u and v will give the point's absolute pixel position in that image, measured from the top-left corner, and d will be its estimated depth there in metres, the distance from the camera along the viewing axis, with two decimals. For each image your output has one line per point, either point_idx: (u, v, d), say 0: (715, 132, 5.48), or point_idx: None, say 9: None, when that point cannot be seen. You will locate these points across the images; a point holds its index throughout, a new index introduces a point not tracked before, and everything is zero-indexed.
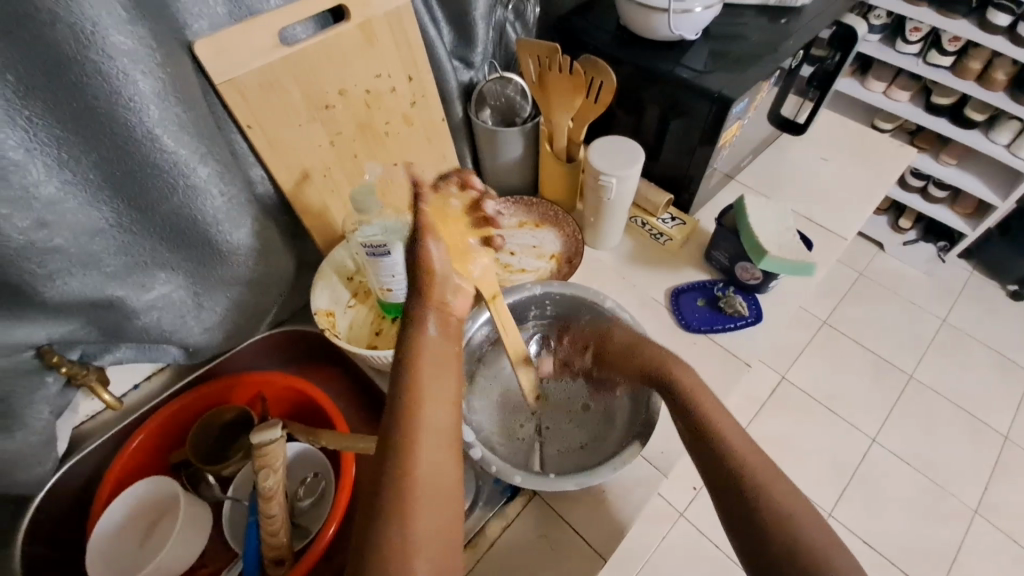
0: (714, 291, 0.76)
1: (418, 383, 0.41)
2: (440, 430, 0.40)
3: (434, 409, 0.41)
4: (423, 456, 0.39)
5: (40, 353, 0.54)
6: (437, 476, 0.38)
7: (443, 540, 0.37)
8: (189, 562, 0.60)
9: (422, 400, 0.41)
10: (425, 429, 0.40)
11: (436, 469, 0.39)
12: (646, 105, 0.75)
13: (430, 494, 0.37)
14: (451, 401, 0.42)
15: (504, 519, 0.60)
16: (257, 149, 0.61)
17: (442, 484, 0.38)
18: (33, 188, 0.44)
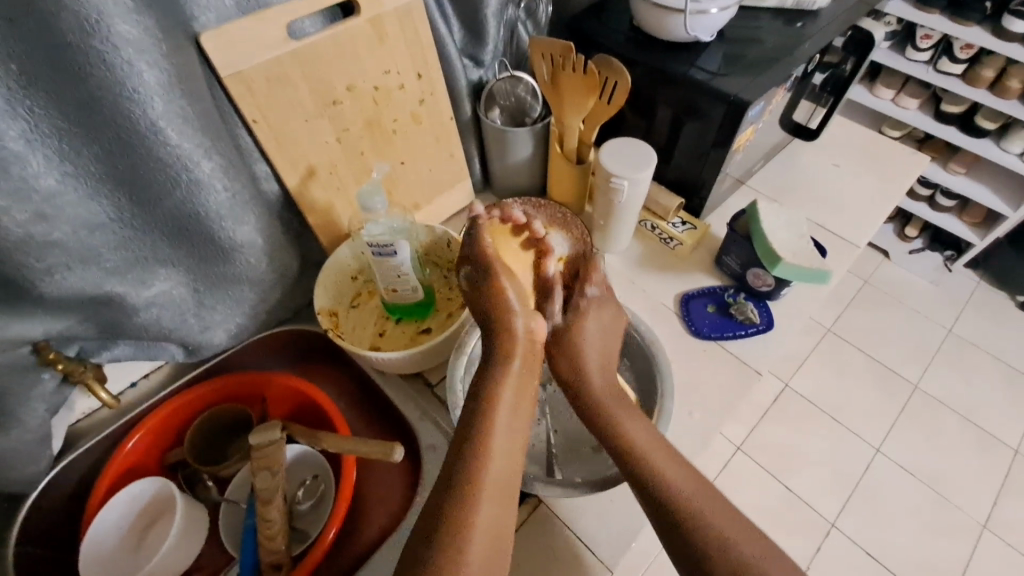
0: (723, 297, 0.75)
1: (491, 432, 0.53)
2: (504, 473, 0.52)
3: (497, 465, 0.52)
4: (483, 506, 0.49)
5: (37, 349, 0.53)
6: (499, 512, 0.50)
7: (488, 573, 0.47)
8: (185, 564, 0.59)
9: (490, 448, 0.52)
10: (488, 485, 0.51)
11: (494, 511, 0.50)
12: (658, 108, 0.74)
13: (484, 543, 0.48)
14: (513, 440, 0.54)
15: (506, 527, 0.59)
16: (262, 144, 0.60)
17: (493, 528, 0.49)
18: (32, 180, 0.43)
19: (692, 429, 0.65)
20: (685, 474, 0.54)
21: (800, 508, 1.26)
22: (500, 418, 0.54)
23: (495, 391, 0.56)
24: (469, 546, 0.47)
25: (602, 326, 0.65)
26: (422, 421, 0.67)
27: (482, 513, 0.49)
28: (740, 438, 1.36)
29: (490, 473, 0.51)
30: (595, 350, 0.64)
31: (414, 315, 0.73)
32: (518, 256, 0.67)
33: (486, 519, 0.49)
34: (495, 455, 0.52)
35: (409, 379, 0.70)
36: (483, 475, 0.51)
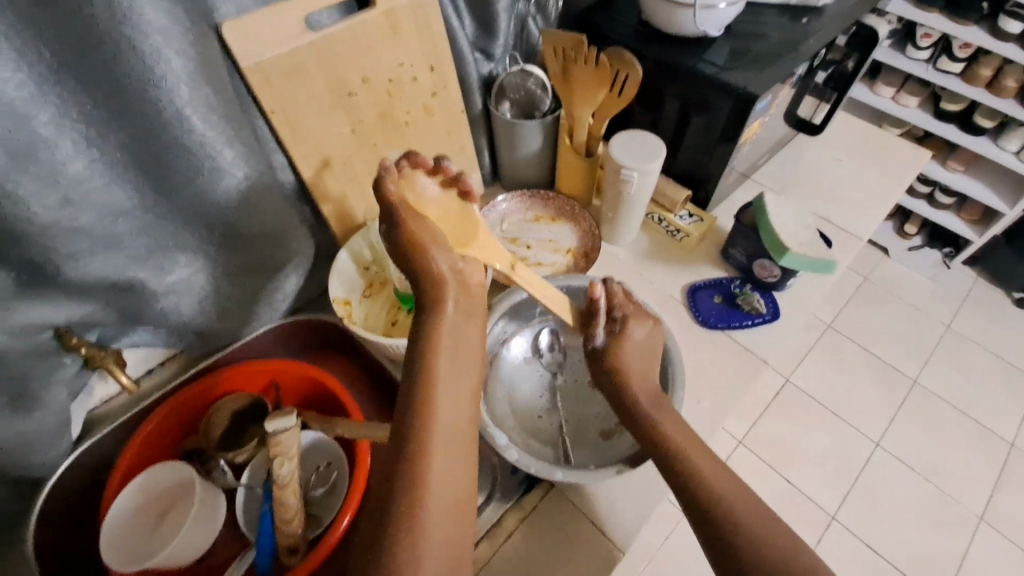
0: (730, 288, 0.76)
1: (435, 386, 0.48)
2: (452, 436, 0.47)
3: (447, 417, 0.48)
4: (438, 466, 0.45)
5: (59, 335, 0.53)
6: (454, 476, 0.45)
7: (453, 550, 0.43)
8: (205, 546, 0.60)
9: (437, 403, 0.48)
10: (438, 439, 0.46)
11: (449, 478, 0.45)
12: (667, 101, 0.75)
13: (443, 508, 0.44)
14: (461, 399, 0.49)
15: (519, 512, 0.60)
16: (279, 135, 0.61)
17: (455, 491, 0.45)
18: (61, 166, 0.44)
19: (700, 417, 0.66)
20: (709, 461, 0.52)
21: (801, 501, 1.28)
22: (441, 371, 0.50)
23: (432, 352, 0.50)
24: (428, 518, 0.43)
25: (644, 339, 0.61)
26: None
27: (438, 478, 0.44)
28: (741, 432, 1.37)
29: (438, 436, 0.46)
30: (637, 358, 0.59)
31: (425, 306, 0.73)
32: (431, 199, 0.57)
33: (438, 484, 0.44)
34: (440, 421, 0.47)
35: None
36: (429, 441, 0.46)
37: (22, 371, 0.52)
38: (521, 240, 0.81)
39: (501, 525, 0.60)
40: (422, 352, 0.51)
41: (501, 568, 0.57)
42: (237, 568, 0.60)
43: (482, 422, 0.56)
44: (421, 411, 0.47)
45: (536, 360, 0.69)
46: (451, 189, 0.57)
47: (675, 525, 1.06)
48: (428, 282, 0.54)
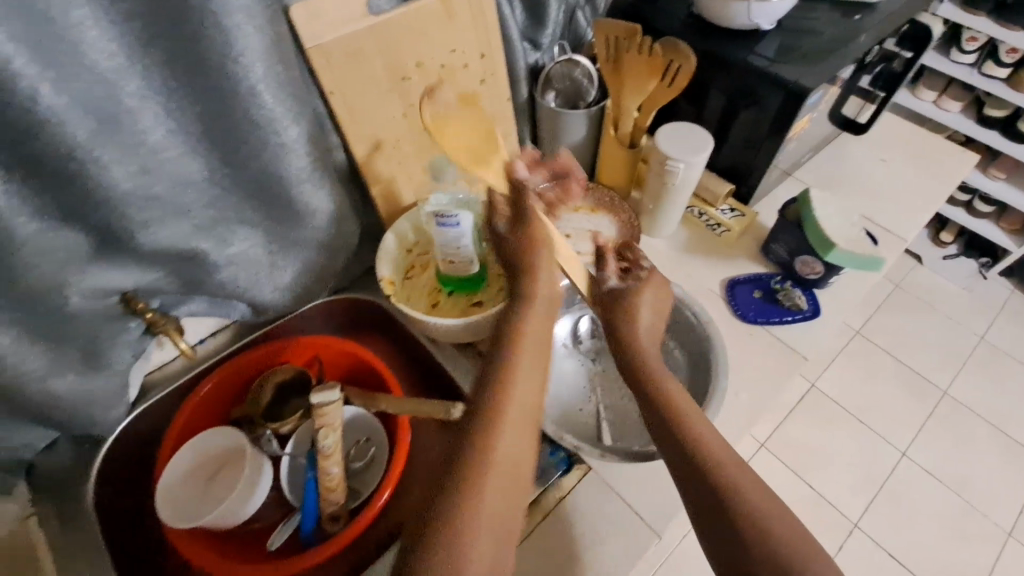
0: (770, 283, 0.76)
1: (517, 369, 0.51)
2: (517, 428, 0.48)
3: (520, 395, 0.50)
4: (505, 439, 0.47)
5: (125, 299, 0.56)
6: (511, 463, 0.46)
7: (504, 517, 0.44)
8: (254, 508, 0.61)
9: (515, 384, 0.50)
10: (511, 416, 0.48)
11: (506, 463, 0.46)
12: (714, 95, 0.75)
13: (502, 474, 0.45)
14: (534, 396, 0.51)
15: (553, 498, 0.61)
16: (336, 115, 0.62)
17: (516, 461, 0.46)
18: (142, 135, 0.46)
19: (737, 409, 0.66)
20: (726, 457, 0.49)
21: (823, 506, 1.26)
22: (523, 360, 0.53)
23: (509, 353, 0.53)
24: (487, 486, 0.44)
25: (652, 304, 0.61)
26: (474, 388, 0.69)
27: (500, 462, 0.45)
28: (763, 435, 1.36)
29: (506, 425, 0.48)
30: (646, 321, 0.60)
31: (467, 289, 0.75)
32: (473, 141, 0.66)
33: (498, 468, 0.45)
34: (508, 418, 0.48)
35: (461, 348, 0.73)
36: (504, 415, 0.48)
37: (93, 333, 0.55)
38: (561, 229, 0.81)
39: (535, 508, 0.60)
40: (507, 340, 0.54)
41: (535, 550, 0.58)
42: (283, 532, 0.62)
43: None
44: (499, 389, 0.50)
45: (575, 347, 0.70)
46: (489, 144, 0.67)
47: None
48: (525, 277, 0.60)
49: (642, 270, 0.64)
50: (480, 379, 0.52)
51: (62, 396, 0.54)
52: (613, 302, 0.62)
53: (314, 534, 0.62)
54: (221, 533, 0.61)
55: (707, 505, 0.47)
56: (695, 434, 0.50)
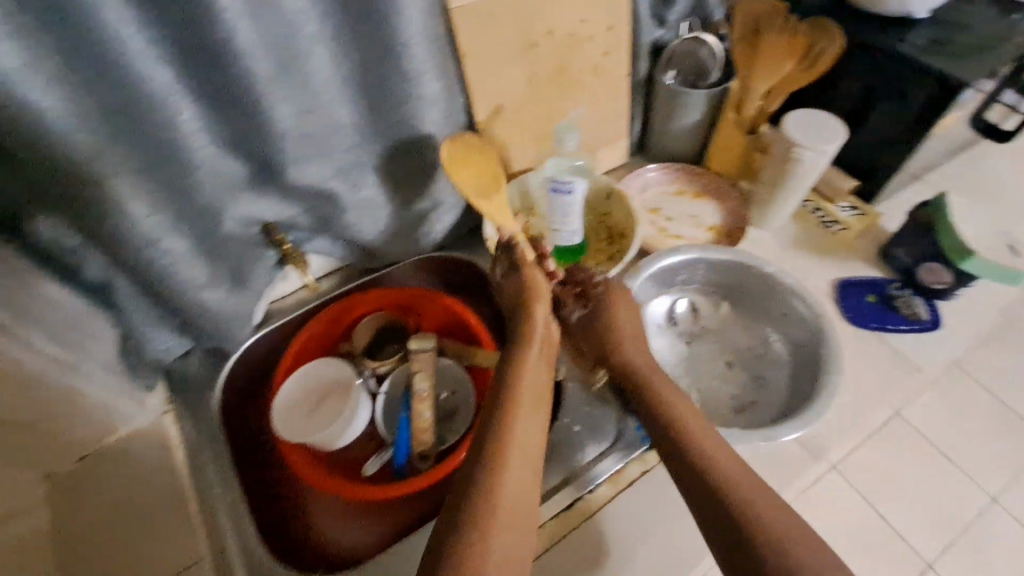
0: (887, 289, 0.72)
1: (518, 408, 0.51)
2: (528, 448, 0.49)
3: (521, 433, 0.49)
4: (512, 467, 0.47)
5: (267, 230, 0.62)
6: (523, 484, 0.47)
7: (515, 549, 0.43)
8: (354, 434, 0.68)
9: (514, 421, 0.49)
10: (513, 455, 0.47)
11: (516, 487, 0.46)
12: (848, 83, 0.71)
13: (508, 514, 0.44)
14: (534, 423, 0.51)
15: (598, 500, 0.60)
16: (468, 75, 0.65)
17: (521, 495, 0.46)
18: (309, 77, 0.50)
19: (837, 414, 0.64)
20: (740, 472, 0.49)
21: None
22: (523, 391, 0.52)
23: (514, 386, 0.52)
24: (497, 522, 0.43)
25: (623, 309, 0.63)
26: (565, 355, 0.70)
27: (509, 488, 0.46)
28: None
29: (518, 448, 0.48)
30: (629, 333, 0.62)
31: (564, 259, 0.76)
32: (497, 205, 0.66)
33: (510, 486, 0.46)
34: (514, 435, 0.49)
35: None
36: (506, 448, 0.48)
37: (239, 256, 0.61)
38: (662, 211, 0.81)
39: (576, 509, 0.59)
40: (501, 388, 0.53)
41: (574, 548, 0.57)
42: (376, 461, 0.67)
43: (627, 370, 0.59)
44: (499, 430, 0.49)
45: (670, 327, 0.69)
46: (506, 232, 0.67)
47: None
48: (520, 336, 0.58)
49: (597, 287, 0.66)
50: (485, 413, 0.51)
51: (210, 311, 0.60)
52: (592, 329, 0.64)
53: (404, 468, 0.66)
54: (323, 454, 0.67)
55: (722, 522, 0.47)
56: (704, 448, 0.51)
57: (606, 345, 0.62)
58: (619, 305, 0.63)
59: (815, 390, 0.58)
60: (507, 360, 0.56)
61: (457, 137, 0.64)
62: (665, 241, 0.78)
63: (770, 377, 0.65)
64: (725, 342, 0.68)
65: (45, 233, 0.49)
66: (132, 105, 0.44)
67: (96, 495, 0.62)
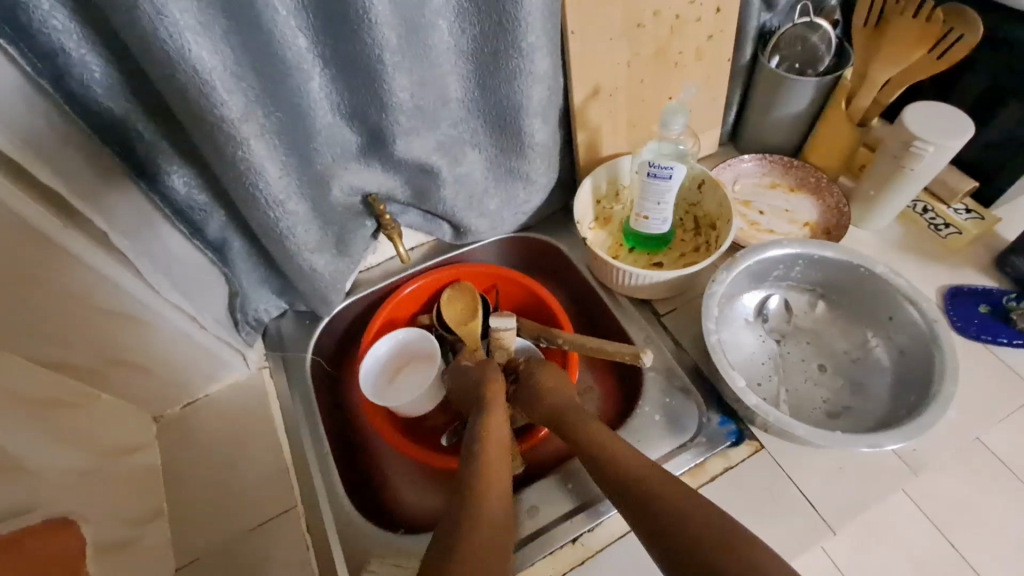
0: (1002, 300, 0.67)
1: (489, 455, 0.52)
2: (497, 504, 0.47)
3: (499, 478, 0.50)
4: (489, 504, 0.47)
5: (368, 200, 0.64)
6: (494, 543, 0.43)
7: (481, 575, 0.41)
8: (435, 403, 0.71)
9: (489, 466, 0.50)
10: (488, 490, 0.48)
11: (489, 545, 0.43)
12: (979, 75, 0.66)
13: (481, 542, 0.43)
14: (506, 487, 0.50)
15: (610, 531, 0.58)
16: (571, 54, 0.64)
17: (493, 532, 0.44)
18: (430, 49, 0.52)
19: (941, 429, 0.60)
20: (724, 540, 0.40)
21: None
22: (494, 439, 0.54)
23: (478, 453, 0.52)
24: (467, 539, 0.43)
25: (545, 374, 0.63)
26: (647, 344, 0.69)
27: (483, 520, 0.45)
28: None
29: (487, 507, 0.46)
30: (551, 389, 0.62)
31: (650, 247, 0.75)
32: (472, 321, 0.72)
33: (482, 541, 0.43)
34: (488, 495, 0.48)
35: (637, 304, 0.73)
36: (482, 487, 0.48)
37: (341, 223, 0.63)
38: (754, 204, 0.78)
39: (586, 537, 0.57)
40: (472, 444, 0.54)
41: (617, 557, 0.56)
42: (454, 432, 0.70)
43: (721, 364, 0.57)
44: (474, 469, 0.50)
45: (760, 322, 0.67)
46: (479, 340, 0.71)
47: None
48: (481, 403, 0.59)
49: (521, 362, 0.68)
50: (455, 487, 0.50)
51: (314, 277, 0.62)
52: (526, 391, 0.63)
53: None
54: (404, 420, 0.70)
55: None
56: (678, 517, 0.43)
57: (701, 334, 0.60)
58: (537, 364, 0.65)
59: (923, 400, 0.55)
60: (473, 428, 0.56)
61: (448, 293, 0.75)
62: (757, 235, 0.75)
63: (866, 383, 0.62)
64: (818, 344, 0.66)
65: (179, 190, 0.54)
66: (272, 70, 0.46)
67: (200, 436, 0.67)
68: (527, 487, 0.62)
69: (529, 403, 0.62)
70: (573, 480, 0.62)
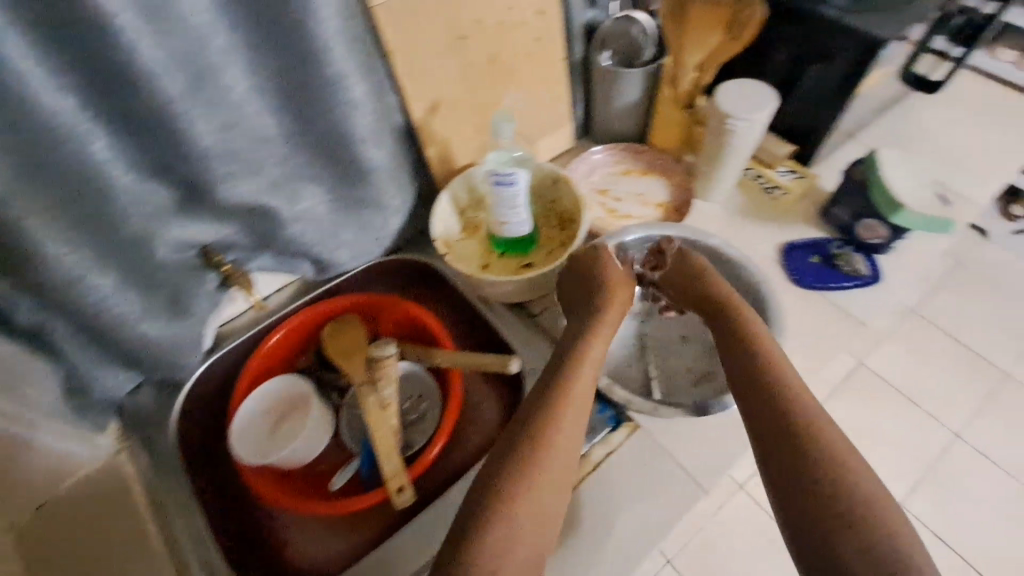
0: (829, 248, 0.74)
1: (581, 365, 0.56)
2: (563, 460, 0.51)
3: (579, 390, 0.54)
4: (564, 426, 0.52)
5: (203, 253, 0.60)
6: (537, 519, 0.48)
7: (540, 514, 0.48)
8: (314, 454, 0.68)
9: (572, 390, 0.54)
10: (572, 404, 0.53)
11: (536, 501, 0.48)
12: (780, 48, 0.72)
13: (549, 482, 0.50)
14: (573, 444, 0.52)
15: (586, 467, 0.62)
16: (397, 74, 0.62)
17: (570, 454, 0.52)
18: (226, 91, 0.49)
19: None
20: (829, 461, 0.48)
21: None
22: (596, 346, 0.59)
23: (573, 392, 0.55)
24: (516, 523, 0.47)
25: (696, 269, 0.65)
26: (526, 346, 0.71)
27: (554, 459, 0.51)
28: None
29: (560, 452, 0.51)
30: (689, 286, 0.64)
31: (518, 250, 0.76)
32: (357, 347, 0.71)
33: (537, 484, 0.49)
34: (555, 447, 0.51)
35: (512, 308, 0.74)
36: (568, 394, 0.54)
37: (176, 283, 0.59)
38: (611, 192, 0.82)
39: None
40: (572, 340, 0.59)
41: None
42: (344, 474, 0.67)
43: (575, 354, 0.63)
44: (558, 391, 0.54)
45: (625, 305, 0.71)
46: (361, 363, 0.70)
47: (730, 497, 1.20)
48: (601, 285, 0.63)
49: (669, 249, 0.67)
50: (533, 406, 0.54)
51: (149, 349, 0.59)
52: (680, 273, 0.65)
53: (371, 477, 0.66)
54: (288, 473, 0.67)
55: (806, 505, 0.46)
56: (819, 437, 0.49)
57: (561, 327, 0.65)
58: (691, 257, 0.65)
59: None
60: (587, 314, 0.62)
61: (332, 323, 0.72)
62: (615, 223, 0.79)
63: None
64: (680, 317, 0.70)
65: None
66: (38, 141, 0.42)
67: (56, 541, 0.60)
68: None
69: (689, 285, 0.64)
70: None
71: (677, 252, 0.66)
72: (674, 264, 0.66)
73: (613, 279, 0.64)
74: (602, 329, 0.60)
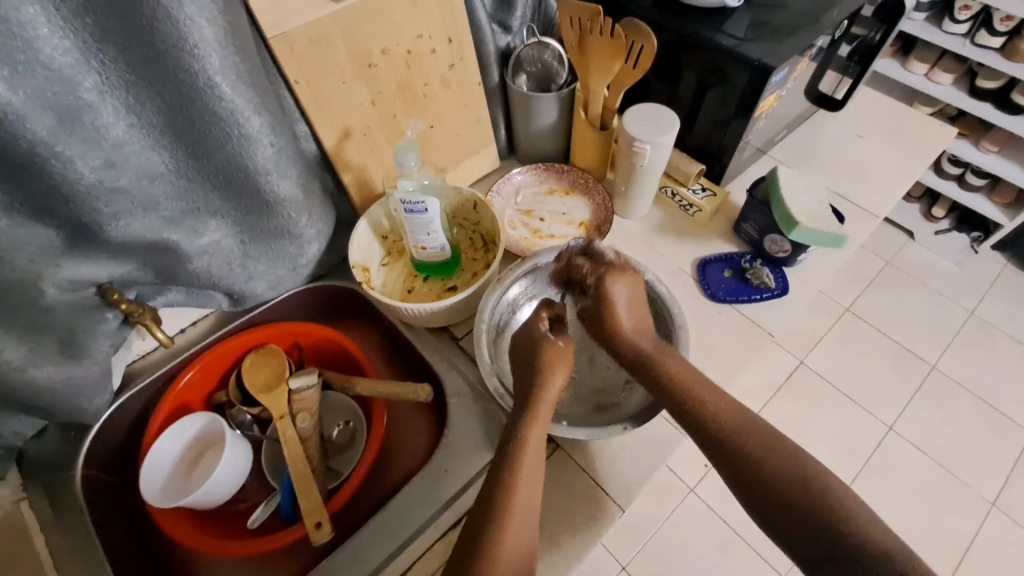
0: (740, 263, 0.77)
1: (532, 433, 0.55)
2: (525, 532, 0.51)
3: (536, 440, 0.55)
4: (519, 487, 0.52)
5: (102, 291, 0.59)
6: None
7: None
8: (229, 495, 0.64)
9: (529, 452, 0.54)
10: (525, 454, 0.54)
11: (522, 534, 0.51)
12: (683, 72, 0.75)
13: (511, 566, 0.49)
14: (527, 503, 0.52)
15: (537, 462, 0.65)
16: (302, 104, 0.62)
17: (528, 533, 0.51)
18: (103, 129, 0.48)
19: None
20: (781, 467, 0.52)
21: None
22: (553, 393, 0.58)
23: (532, 422, 0.56)
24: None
25: (629, 295, 0.62)
26: (448, 370, 0.70)
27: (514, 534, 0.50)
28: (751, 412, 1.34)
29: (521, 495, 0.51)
30: (628, 315, 0.62)
31: (441, 274, 0.76)
32: (276, 379, 0.68)
33: (513, 543, 0.50)
34: (515, 514, 0.51)
35: (435, 332, 0.74)
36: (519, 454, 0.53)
37: (71, 324, 0.57)
38: (535, 212, 0.83)
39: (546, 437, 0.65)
40: (532, 397, 0.57)
41: None
42: (265, 510, 0.65)
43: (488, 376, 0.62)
44: (512, 451, 0.54)
45: None
46: (281, 396, 0.67)
47: (678, 503, 1.22)
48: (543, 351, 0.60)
49: (591, 275, 0.64)
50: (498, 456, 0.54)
51: (41, 392, 0.58)
52: (597, 309, 0.63)
53: (292, 513, 0.63)
54: (203, 514, 0.64)
55: (780, 511, 0.50)
56: (761, 448, 0.52)
57: (476, 325, 0.67)
58: (621, 281, 0.62)
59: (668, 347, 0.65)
60: (534, 366, 0.59)
61: (252, 355, 0.70)
62: (538, 244, 0.80)
63: (636, 380, 0.67)
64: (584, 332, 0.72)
65: None
66: None
67: None
68: (448, 432, 0.66)
69: (603, 322, 0.62)
70: (466, 437, 0.65)
71: (600, 284, 0.63)
72: (593, 293, 0.63)
73: (555, 352, 0.60)
74: (552, 384, 0.58)
